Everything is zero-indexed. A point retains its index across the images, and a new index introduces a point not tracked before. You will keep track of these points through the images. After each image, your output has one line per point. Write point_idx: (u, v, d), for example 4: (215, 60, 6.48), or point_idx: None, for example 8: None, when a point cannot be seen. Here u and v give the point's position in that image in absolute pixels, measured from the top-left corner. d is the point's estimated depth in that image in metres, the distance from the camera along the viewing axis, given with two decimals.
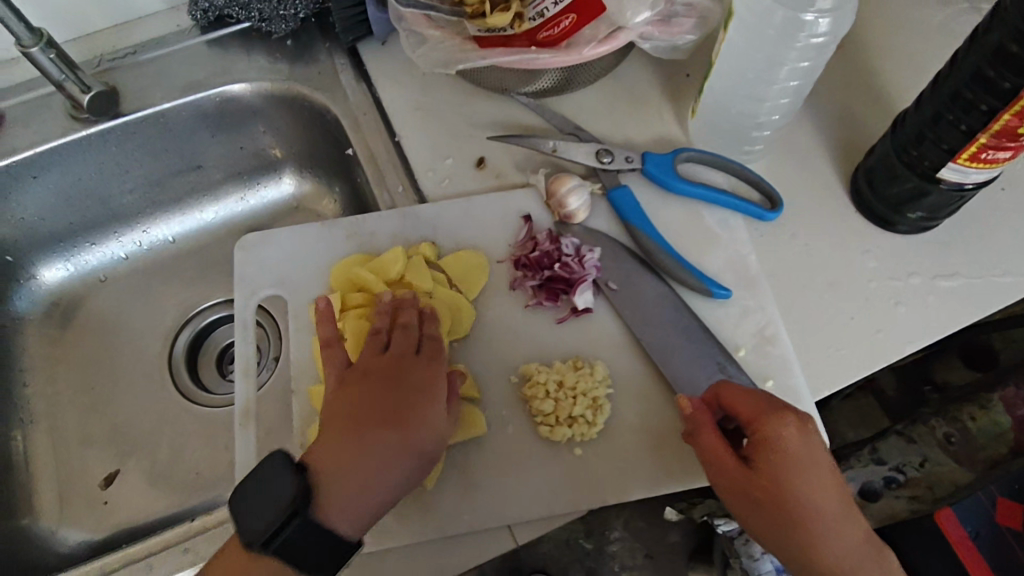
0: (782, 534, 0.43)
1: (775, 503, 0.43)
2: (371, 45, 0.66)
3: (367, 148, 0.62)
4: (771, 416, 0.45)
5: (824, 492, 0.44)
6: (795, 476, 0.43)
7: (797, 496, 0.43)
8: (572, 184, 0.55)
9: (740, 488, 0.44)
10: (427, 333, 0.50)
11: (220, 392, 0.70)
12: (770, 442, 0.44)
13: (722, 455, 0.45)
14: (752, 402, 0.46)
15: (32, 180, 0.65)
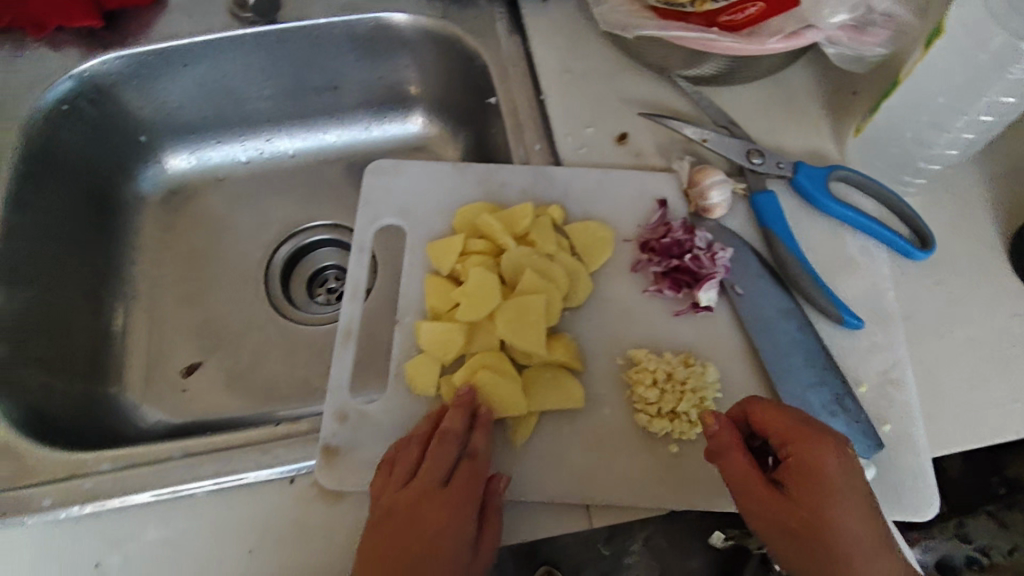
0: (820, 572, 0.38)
1: (807, 540, 0.39)
2: (532, 1, 0.65)
3: (509, 99, 0.61)
4: (807, 438, 0.41)
5: (868, 536, 0.39)
6: (831, 509, 0.39)
7: (836, 528, 0.39)
8: (717, 177, 0.53)
9: (769, 519, 0.40)
10: (464, 468, 0.45)
11: (308, 311, 0.71)
12: (804, 467, 0.40)
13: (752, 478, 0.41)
14: (786, 423, 0.42)
15: (182, 68, 0.66)
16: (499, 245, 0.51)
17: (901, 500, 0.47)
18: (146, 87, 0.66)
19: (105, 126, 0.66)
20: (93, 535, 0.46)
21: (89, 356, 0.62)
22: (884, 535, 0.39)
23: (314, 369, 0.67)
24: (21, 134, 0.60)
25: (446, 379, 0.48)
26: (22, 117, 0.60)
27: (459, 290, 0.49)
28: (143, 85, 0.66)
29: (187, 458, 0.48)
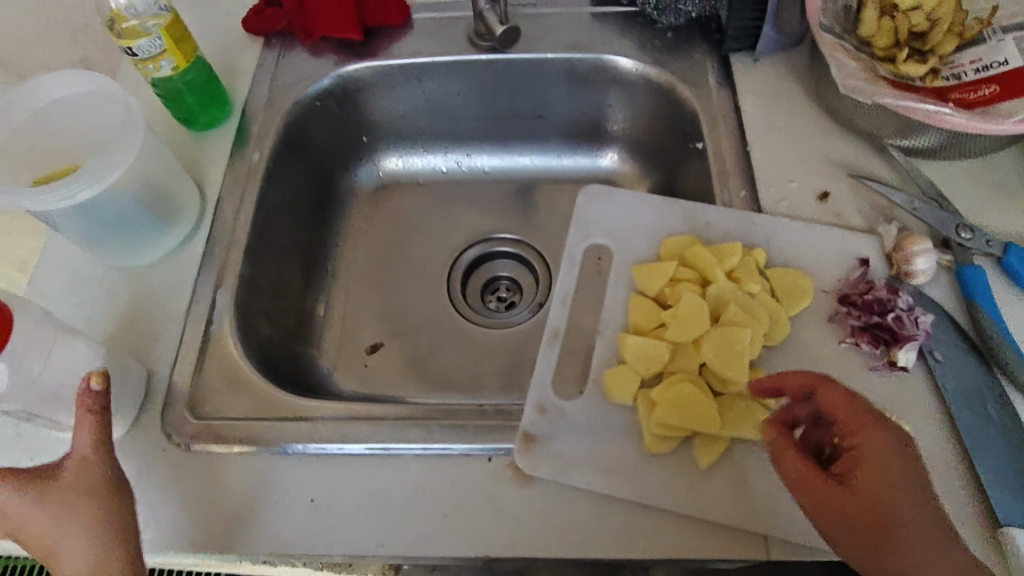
0: (870, 552, 0.40)
1: (867, 529, 0.40)
2: (744, 59, 0.69)
3: (716, 147, 0.65)
4: (873, 426, 0.42)
5: (923, 521, 0.40)
6: (888, 491, 0.40)
7: (894, 514, 0.40)
8: (926, 246, 0.54)
9: (829, 510, 0.41)
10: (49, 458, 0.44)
11: (483, 313, 0.76)
12: (870, 455, 0.42)
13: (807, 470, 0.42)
14: (850, 406, 0.43)
15: (417, 82, 0.74)
16: (706, 277, 0.54)
17: None
18: (381, 95, 0.75)
19: (341, 124, 0.76)
20: (316, 472, 0.51)
21: (299, 321, 0.70)
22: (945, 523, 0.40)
23: (487, 366, 0.71)
24: (283, 122, 0.70)
25: (645, 392, 0.51)
26: (286, 109, 0.70)
27: (668, 312, 0.53)
28: (379, 94, 0.75)
29: (399, 420, 0.53)
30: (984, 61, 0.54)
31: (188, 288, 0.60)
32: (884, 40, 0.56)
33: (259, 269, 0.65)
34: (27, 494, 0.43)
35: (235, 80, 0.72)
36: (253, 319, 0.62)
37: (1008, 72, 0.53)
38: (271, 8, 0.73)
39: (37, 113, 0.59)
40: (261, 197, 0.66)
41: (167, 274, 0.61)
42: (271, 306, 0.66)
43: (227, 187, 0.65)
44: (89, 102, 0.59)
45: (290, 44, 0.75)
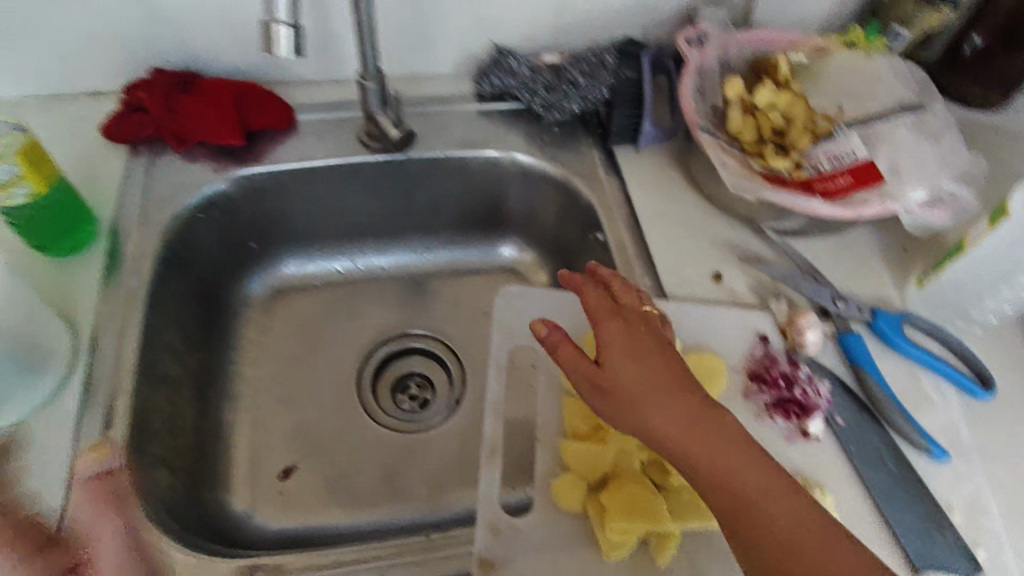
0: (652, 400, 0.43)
1: (692, 437, 0.42)
2: (627, 152, 0.74)
3: (614, 235, 0.68)
4: (603, 318, 0.47)
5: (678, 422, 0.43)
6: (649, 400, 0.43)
7: (633, 406, 0.43)
8: (813, 320, 0.60)
9: (659, 430, 0.43)
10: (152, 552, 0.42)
11: (401, 417, 0.72)
12: (604, 345, 0.46)
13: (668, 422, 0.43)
14: (646, 346, 0.45)
15: (306, 185, 0.71)
16: None
17: None
18: (268, 200, 0.71)
19: (224, 234, 0.70)
20: None
21: (197, 459, 0.62)
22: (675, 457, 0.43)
23: (412, 476, 0.67)
24: (163, 240, 0.64)
25: (594, 497, 0.51)
26: (165, 224, 0.64)
27: None
28: (266, 200, 0.71)
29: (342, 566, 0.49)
30: (836, 154, 0.61)
31: (67, 445, 0.52)
32: (749, 134, 0.64)
33: (146, 408, 0.57)
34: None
35: (99, 194, 0.65)
36: (146, 468, 0.55)
37: (857, 164, 0.60)
38: (134, 115, 0.67)
39: None
40: (143, 326, 0.59)
41: (39, 433, 0.53)
42: (166, 450, 0.58)
43: (101, 320, 0.58)
44: None
45: (160, 152, 0.68)
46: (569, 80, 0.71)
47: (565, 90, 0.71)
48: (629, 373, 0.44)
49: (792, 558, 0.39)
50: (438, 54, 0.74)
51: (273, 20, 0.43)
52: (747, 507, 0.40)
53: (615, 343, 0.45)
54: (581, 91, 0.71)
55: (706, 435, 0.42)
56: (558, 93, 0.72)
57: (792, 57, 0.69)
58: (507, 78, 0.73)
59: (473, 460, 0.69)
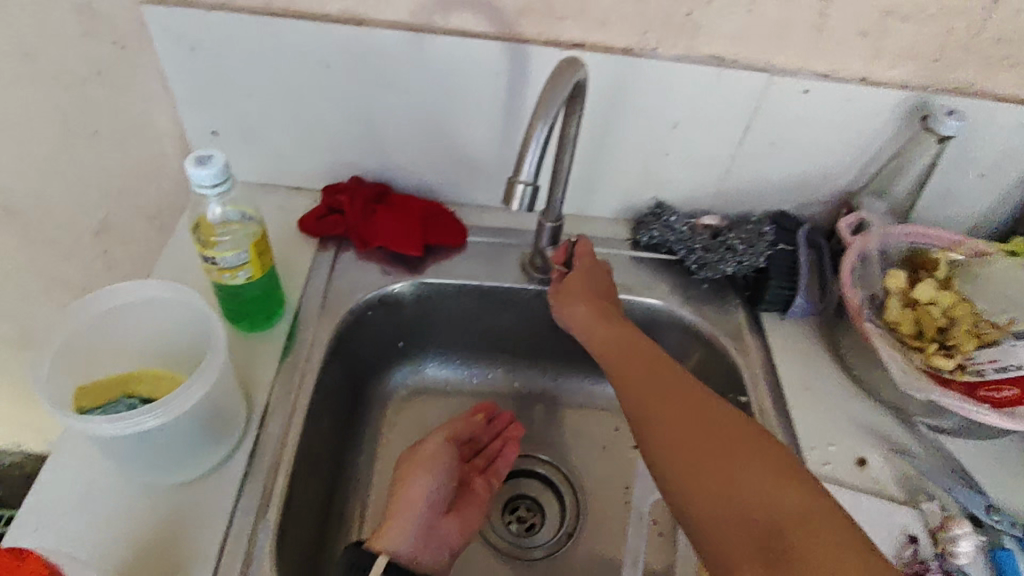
0: (662, 397, 0.58)
1: (677, 421, 0.56)
2: (773, 319, 0.76)
3: (757, 400, 0.68)
4: (607, 322, 0.66)
5: (697, 420, 0.55)
6: (675, 403, 0.57)
7: (639, 388, 0.60)
8: (966, 528, 0.58)
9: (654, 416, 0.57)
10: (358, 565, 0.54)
11: (512, 541, 0.72)
12: (605, 334, 0.66)
13: (670, 396, 0.58)
14: (671, 377, 0.59)
15: (465, 301, 0.76)
16: None
17: None
18: (429, 309, 0.76)
19: (384, 332, 0.75)
20: None
21: (321, 550, 0.64)
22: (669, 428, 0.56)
23: None
24: (336, 331, 0.69)
25: None
26: (340, 316, 0.70)
27: None
28: (426, 307, 0.76)
29: None
30: (1001, 362, 0.60)
31: (228, 514, 0.55)
32: (910, 328, 0.65)
33: (296, 489, 0.60)
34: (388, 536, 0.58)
35: (288, 280, 0.72)
36: (287, 552, 0.56)
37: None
38: (332, 215, 0.74)
39: (102, 316, 0.55)
40: (309, 410, 0.63)
41: (204, 497, 0.55)
42: (302, 535, 0.60)
43: (275, 397, 0.62)
44: (162, 305, 0.57)
45: (345, 248, 0.76)
46: (728, 244, 0.75)
47: (722, 253, 0.75)
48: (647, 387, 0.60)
49: (780, 534, 0.47)
50: (604, 200, 0.80)
51: (517, 179, 0.51)
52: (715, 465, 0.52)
53: (645, 362, 0.62)
54: (738, 256, 0.74)
55: (702, 424, 0.55)
56: (715, 255, 0.76)
57: (950, 254, 0.72)
58: (667, 233, 0.78)
59: None
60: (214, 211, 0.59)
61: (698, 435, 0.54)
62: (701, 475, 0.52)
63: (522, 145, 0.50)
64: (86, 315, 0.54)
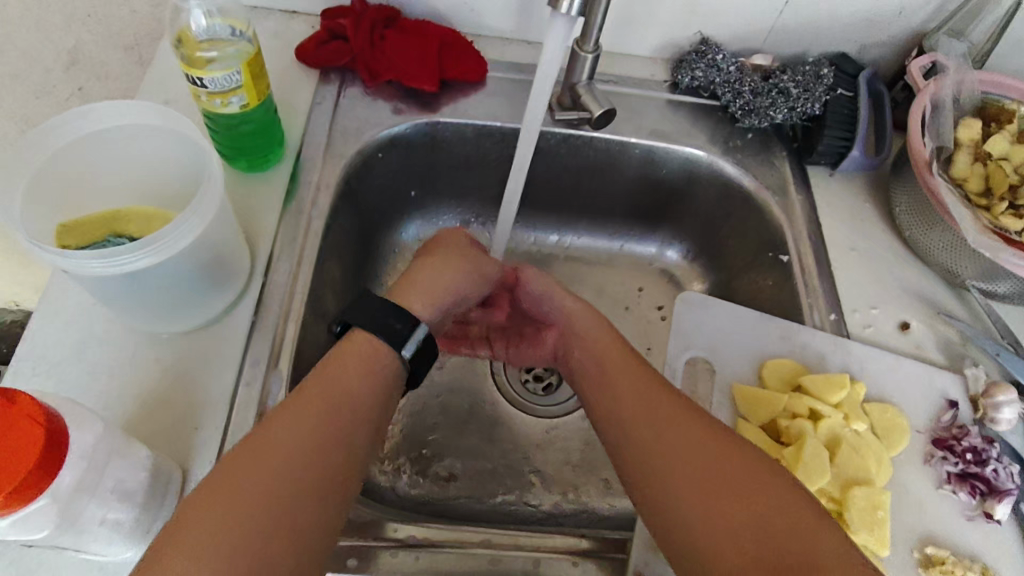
0: (604, 356, 0.51)
1: (611, 376, 0.49)
2: (821, 174, 0.69)
3: (800, 259, 0.64)
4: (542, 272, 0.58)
5: (641, 388, 0.47)
6: (612, 372, 0.50)
7: (583, 336, 0.54)
8: (1012, 395, 0.55)
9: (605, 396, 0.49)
10: (315, 408, 0.42)
11: (531, 401, 0.69)
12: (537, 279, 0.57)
13: (601, 380, 0.50)
14: (614, 348, 0.51)
15: (484, 145, 0.68)
16: (816, 412, 0.53)
17: None
18: (445, 155, 0.69)
19: (394, 179, 0.69)
20: None
21: None
22: (619, 388, 0.48)
23: (538, 463, 0.65)
24: (343, 174, 0.62)
25: None
26: (346, 158, 0.63)
27: (787, 450, 0.51)
28: (441, 152, 0.68)
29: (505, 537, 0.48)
30: None
31: (236, 366, 0.51)
32: (976, 183, 0.60)
33: (308, 343, 0.56)
34: (351, 350, 0.46)
35: (287, 116, 0.64)
36: None
37: None
38: (334, 41, 0.65)
39: (81, 141, 0.49)
40: (317, 261, 0.58)
41: (211, 349, 0.52)
42: None
43: (280, 246, 0.57)
44: (151, 134, 0.50)
45: (350, 82, 0.67)
46: (778, 87, 0.67)
47: (772, 97, 0.67)
48: (597, 351, 0.52)
49: (731, 507, 0.40)
50: (644, 35, 0.71)
51: None
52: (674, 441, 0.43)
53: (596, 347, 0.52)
54: (790, 102, 0.67)
55: (650, 401, 0.46)
56: (764, 99, 0.68)
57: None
58: (712, 74, 0.70)
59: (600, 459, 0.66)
60: (198, 21, 0.52)
61: (635, 412, 0.46)
62: (643, 446, 0.44)
63: None
64: (62, 138, 0.47)
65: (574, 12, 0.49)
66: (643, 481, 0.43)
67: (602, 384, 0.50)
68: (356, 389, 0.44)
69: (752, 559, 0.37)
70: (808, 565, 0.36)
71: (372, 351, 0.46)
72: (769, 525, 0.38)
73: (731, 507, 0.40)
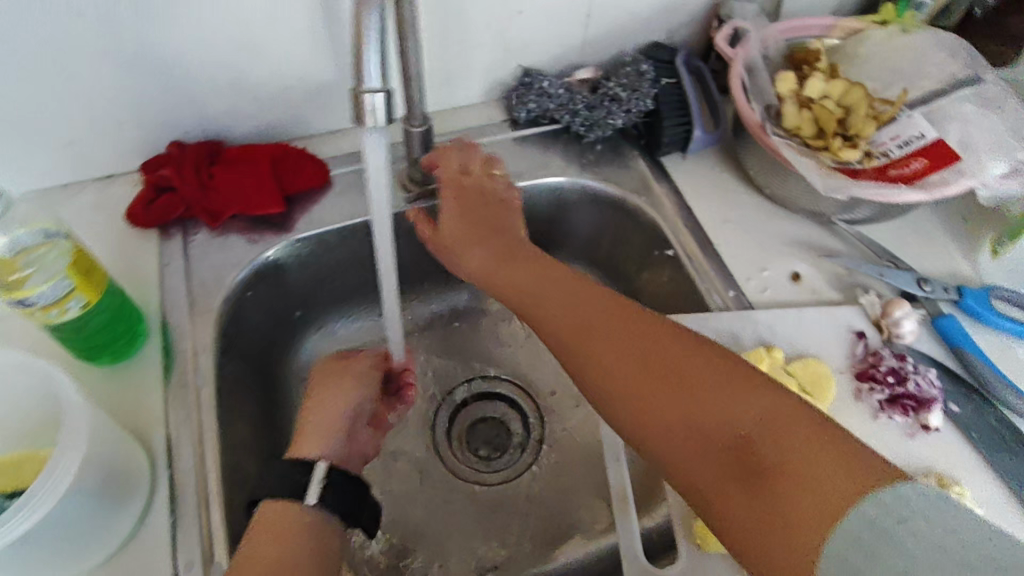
0: (563, 297, 0.53)
1: (574, 315, 0.51)
2: (675, 159, 0.72)
3: (684, 249, 0.66)
4: (487, 215, 0.62)
5: (603, 320, 0.49)
6: (573, 309, 0.51)
7: (536, 286, 0.55)
8: (906, 308, 0.59)
9: (573, 333, 0.50)
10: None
11: (488, 470, 0.69)
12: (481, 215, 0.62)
13: (563, 318, 0.52)
14: (570, 289, 0.53)
15: (355, 242, 0.67)
16: None
17: None
18: (315, 268, 0.67)
19: (275, 309, 0.66)
20: None
21: None
22: (584, 319, 0.50)
23: (514, 529, 0.65)
24: (219, 326, 0.59)
25: None
26: (216, 309, 0.59)
27: None
28: (313, 264, 0.66)
29: None
30: (903, 137, 0.60)
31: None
32: (810, 129, 0.63)
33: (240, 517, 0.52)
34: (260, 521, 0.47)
35: (139, 289, 0.60)
36: None
37: (928, 146, 0.59)
38: (162, 195, 0.61)
39: None
40: (221, 429, 0.54)
41: (137, 570, 0.47)
42: None
43: (176, 429, 0.53)
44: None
45: (194, 229, 0.63)
46: (609, 95, 0.69)
47: (606, 106, 0.69)
48: (555, 293, 0.54)
49: (707, 415, 0.41)
50: (470, 86, 0.71)
51: (364, 89, 0.43)
52: (641, 387, 0.45)
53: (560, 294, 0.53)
54: (623, 105, 0.69)
55: (617, 330, 0.48)
56: (600, 111, 0.69)
57: (826, 41, 0.70)
58: (545, 101, 0.70)
59: (573, 500, 0.66)
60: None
61: (603, 342, 0.48)
62: (615, 374, 0.46)
63: (355, 44, 0.42)
64: None
65: (381, 122, 0.45)
66: (623, 411, 0.45)
67: (563, 321, 0.51)
68: (285, 552, 0.46)
69: (722, 468, 0.39)
70: (777, 463, 0.36)
71: (284, 517, 0.48)
72: (743, 431, 0.39)
73: (699, 417, 0.41)
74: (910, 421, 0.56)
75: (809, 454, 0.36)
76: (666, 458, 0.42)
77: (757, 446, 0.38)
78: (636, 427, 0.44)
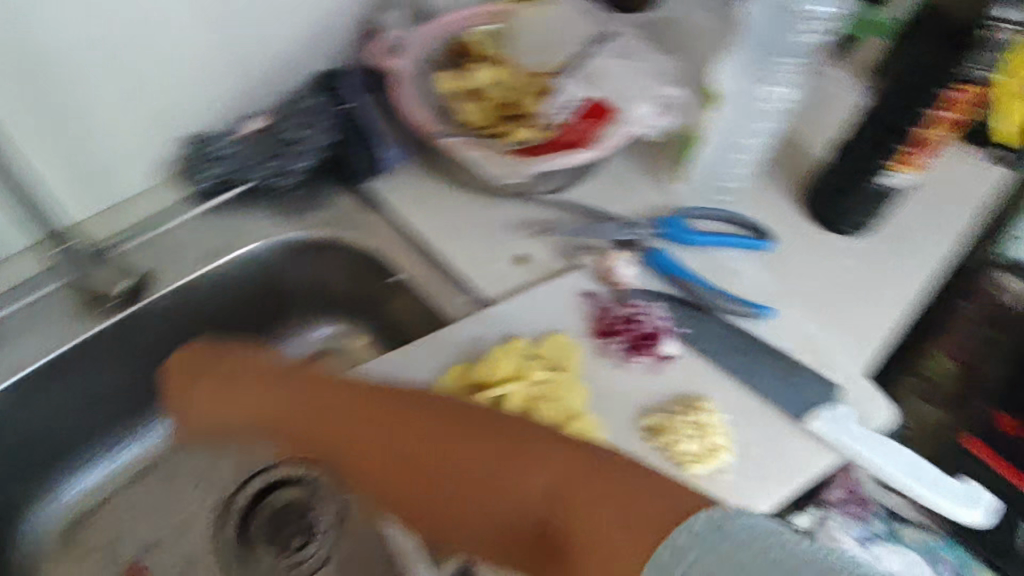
0: (320, 424, 0.47)
1: (336, 434, 0.46)
2: (379, 181, 0.70)
3: (413, 274, 0.66)
4: (230, 375, 0.51)
5: (360, 430, 0.45)
6: (332, 429, 0.46)
7: (285, 397, 0.49)
8: (621, 257, 0.64)
9: (347, 468, 0.46)
10: None
11: (295, 559, 0.65)
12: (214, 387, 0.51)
13: (328, 434, 0.46)
14: (321, 399, 0.48)
15: (48, 390, 0.62)
16: (500, 394, 0.55)
17: (865, 413, 0.59)
18: (20, 431, 0.61)
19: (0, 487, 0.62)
20: None
21: None
22: (347, 439, 0.46)
23: None
24: None
25: None
26: None
27: None
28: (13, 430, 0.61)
29: None
30: (565, 104, 0.65)
31: None
32: (485, 119, 0.65)
33: None
34: None
35: None
36: None
37: (586, 105, 0.65)
38: None
39: None
40: None
41: None
42: None
43: None
44: None
45: None
46: (285, 140, 0.66)
47: (286, 153, 0.66)
48: (303, 406, 0.48)
49: (503, 498, 0.40)
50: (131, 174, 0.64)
51: None
52: (414, 481, 0.43)
53: (304, 403, 0.48)
54: (302, 147, 0.66)
55: (377, 436, 0.45)
56: (281, 159, 0.66)
57: (484, 28, 0.71)
58: (220, 166, 0.66)
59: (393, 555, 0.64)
60: None
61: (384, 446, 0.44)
62: (399, 479, 0.43)
63: None
64: None
65: None
66: (425, 524, 0.43)
67: (334, 453, 0.46)
68: None
69: (529, 544, 0.39)
70: (564, 532, 0.36)
71: None
72: (528, 497, 0.39)
73: (491, 504, 0.41)
74: (649, 358, 0.60)
75: (595, 492, 0.36)
76: (486, 549, 0.42)
77: (554, 519, 0.37)
78: (437, 528, 0.43)
